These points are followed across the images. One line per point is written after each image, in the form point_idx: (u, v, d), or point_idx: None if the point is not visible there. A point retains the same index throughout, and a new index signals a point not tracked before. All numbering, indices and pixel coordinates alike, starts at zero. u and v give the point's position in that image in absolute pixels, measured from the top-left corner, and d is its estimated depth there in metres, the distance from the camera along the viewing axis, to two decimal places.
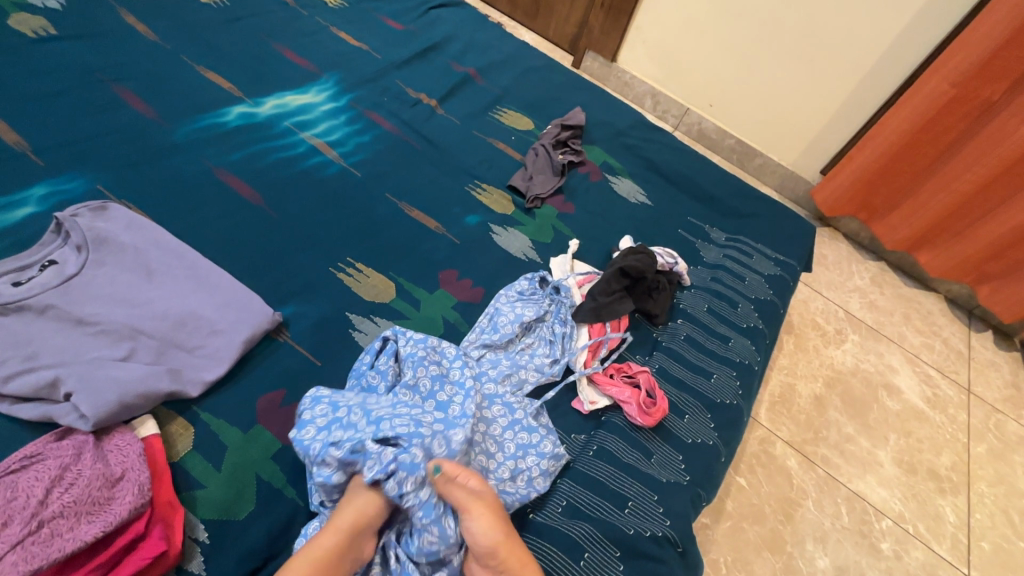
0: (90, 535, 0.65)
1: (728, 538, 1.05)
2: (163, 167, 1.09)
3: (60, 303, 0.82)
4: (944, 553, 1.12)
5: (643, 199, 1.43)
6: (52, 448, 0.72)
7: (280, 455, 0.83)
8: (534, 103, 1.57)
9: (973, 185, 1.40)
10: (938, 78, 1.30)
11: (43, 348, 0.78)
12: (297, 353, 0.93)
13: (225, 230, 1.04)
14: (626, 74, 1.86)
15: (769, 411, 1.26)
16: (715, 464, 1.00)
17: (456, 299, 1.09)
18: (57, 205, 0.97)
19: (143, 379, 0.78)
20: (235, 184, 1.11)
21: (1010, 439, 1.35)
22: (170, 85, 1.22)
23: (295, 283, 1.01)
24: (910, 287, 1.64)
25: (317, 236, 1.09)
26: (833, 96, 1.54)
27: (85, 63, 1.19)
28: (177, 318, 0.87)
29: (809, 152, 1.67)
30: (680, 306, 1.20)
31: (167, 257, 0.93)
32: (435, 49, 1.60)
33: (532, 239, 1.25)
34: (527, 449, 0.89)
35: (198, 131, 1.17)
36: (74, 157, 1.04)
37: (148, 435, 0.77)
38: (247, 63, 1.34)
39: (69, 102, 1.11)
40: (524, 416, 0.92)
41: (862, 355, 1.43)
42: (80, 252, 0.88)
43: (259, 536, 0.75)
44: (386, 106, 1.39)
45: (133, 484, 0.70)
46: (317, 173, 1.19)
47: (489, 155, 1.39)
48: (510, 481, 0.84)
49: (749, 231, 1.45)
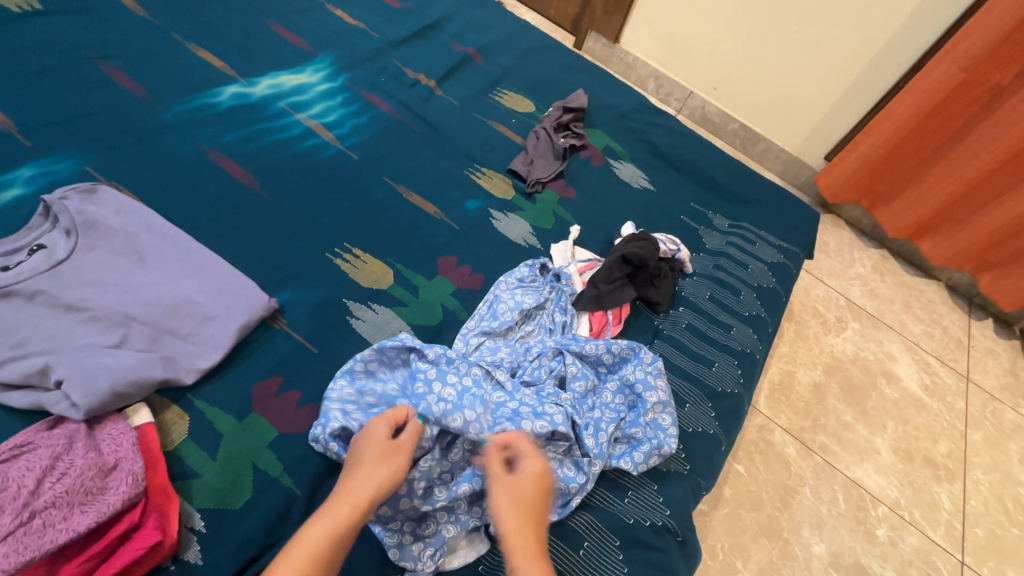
0: (84, 525, 0.64)
1: (725, 524, 1.05)
2: (154, 147, 1.06)
3: (49, 288, 0.80)
4: (939, 540, 1.13)
5: (645, 184, 1.41)
6: (43, 437, 0.70)
7: (276, 444, 0.81)
8: (535, 84, 1.53)
9: (981, 172, 1.37)
10: (948, 60, 1.27)
11: (32, 335, 0.76)
12: (292, 340, 0.92)
13: (217, 213, 1.01)
14: (628, 55, 1.83)
15: (768, 398, 1.26)
16: (715, 453, 0.99)
17: (456, 286, 1.08)
18: (45, 186, 0.94)
19: (136, 367, 0.77)
20: (228, 166, 1.09)
21: (1006, 427, 1.35)
22: (160, 64, 1.19)
23: (291, 268, 1.00)
24: (911, 275, 1.63)
25: (313, 221, 1.07)
26: (836, 80, 1.51)
27: (72, 40, 1.15)
28: (171, 304, 0.85)
29: (814, 137, 1.64)
30: (681, 294, 1.18)
31: (157, 242, 0.90)
32: (434, 28, 1.56)
33: (532, 225, 1.23)
34: (652, 429, 0.89)
35: (191, 111, 1.14)
36: (63, 138, 1.01)
37: (142, 424, 0.76)
38: (240, 40, 1.30)
39: (56, 80, 1.08)
40: (627, 416, 0.90)
41: (862, 343, 1.42)
42: (70, 236, 0.86)
43: (256, 526, 0.74)
44: (383, 87, 1.36)
45: (127, 474, 0.69)
46: (312, 156, 1.16)
47: (489, 138, 1.36)
48: (620, 444, 0.88)
49: (751, 217, 1.43)
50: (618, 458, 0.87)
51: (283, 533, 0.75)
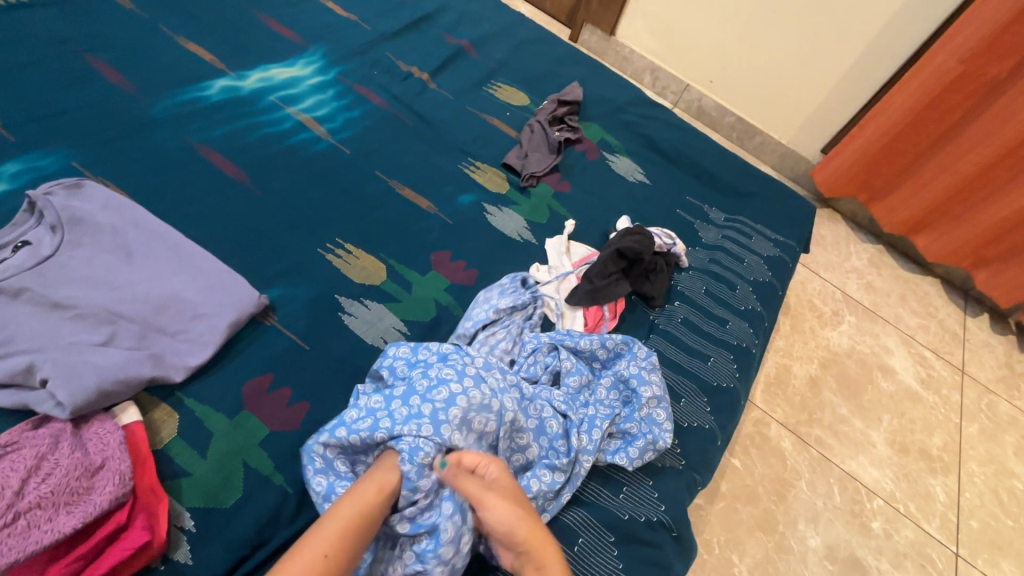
0: (69, 526, 0.63)
1: (721, 519, 1.05)
2: (142, 142, 1.04)
3: (35, 286, 0.79)
4: (933, 532, 1.13)
5: (641, 177, 1.40)
6: (28, 437, 0.69)
7: (268, 442, 0.81)
8: (529, 77, 1.52)
9: (976, 167, 1.37)
10: (945, 53, 1.26)
11: (18, 333, 0.75)
12: (284, 337, 0.91)
13: (206, 209, 1.00)
14: (625, 48, 1.81)
15: (764, 392, 1.25)
16: (710, 448, 0.99)
17: (449, 282, 1.07)
18: (30, 181, 0.93)
19: (123, 365, 0.76)
20: (218, 161, 1.07)
21: (1001, 419, 1.35)
22: (148, 57, 1.17)
23: (282, 264, 0.98)
24: (907, 269, 1.62)
25: (304, 216, 1.05)
26: (833, 72, 1.50)
27: (58, 34, 1.13)
28: (159, 301, 0.84)
29: (810, 130, 1.63)
30: (677, 288, 1.18)
31: (146, 237, 0.89)
32: (427, 20, 1.54)
33: (527, 220, 1.22)
34: (646, 424, 0.89)
35: (179, 105, 1.12)
36: (49, 134, 0.99)
37: (130, 423, 0.75)
38: (229, 33, 1.28)
39: (42, 74, 1.06)
40: (620, 412, 0.89)
41: (858, 337, 1.42)
42: (55, 232, 0.84)
43: (248, 525, 0.73)
44: (376, 80, 1.34)
45: (114, 474, 0.68)
46: (304, 150, 1.15)
47: (484, 131, 1.34)
48: (613, 440, 0.88)
49: (748, 211, 1.42)
50: (609, 454, 0.86)
51: (274, 532, 0.75)
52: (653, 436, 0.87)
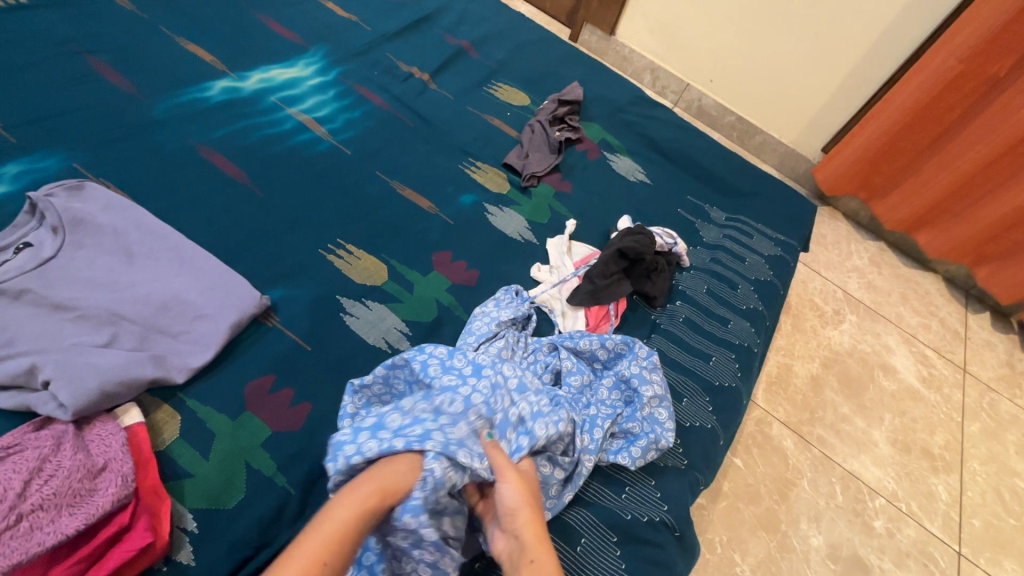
0: (71, 528, 0.63)
1: (724, 518, 1.05)
2: (143, 143, 1.04)
3: (36, 287, 0.79)
4: (936, 530, 1.13)
5: (641, 177, 1.40)
6: (30, 439, 0.69)
7: (270, 444, 0.81)
8: (530, 77, 1.52)
9: (977, 165, 1.36)
10: (946, 52, 1.26)
11: (20, 335, 0.75)
12: (285, 338, 0.91)
13: (207, 210, 1.00)
14: (625, 47, 1.81)
15: (765, 392, 1.25)
16: (712, 447, 0.99)
17: (451, 282, 1.07)
18: (32, 183, 0.93)
19: (125, 366, 0.76)
20: (218, 162, 1.07)
21: (1003, 418, 1.35)
22: (149, 58, 1.17)
23: (283, 265, 0.98)
24: (908, 267, 1.62)
25: (305, 217, 1.05)
26: (833, 71, 1.50)
27: (59, 35, 1.13)
28: (161, 302, 0.84)
29: (811, 129, 1.63)
30: (679, 288, 1.18)
31: (147, 238, 0.89)
32: (427, 21, 1.54)
33: (528, 220, 1.22)
34: (648, 423, 0.88)
35: (179, 106, 1.12)
36: (50, 135, 0.99)
37: (132, 424, 0.75)
38: (230, 34, 1.28)
39: (42, 75, 1.06)
40: (622, 412, 0.89)
41: (859, 336, 1.42)
42: (57, 233, 0.84)
43: (249, 526, 0.73)
44: (376, 80, 1.34)
45: (116, 475, 0.68)
46: (305, 150, 1.15)
47: (484, 132, 1.34)
48: (615, 440, 0.88)
49: (749, 210, 1.42)
50: (611, 455, 0.86)
51: (276, 533, 0.75)
52: (655, 435, 0.87)
